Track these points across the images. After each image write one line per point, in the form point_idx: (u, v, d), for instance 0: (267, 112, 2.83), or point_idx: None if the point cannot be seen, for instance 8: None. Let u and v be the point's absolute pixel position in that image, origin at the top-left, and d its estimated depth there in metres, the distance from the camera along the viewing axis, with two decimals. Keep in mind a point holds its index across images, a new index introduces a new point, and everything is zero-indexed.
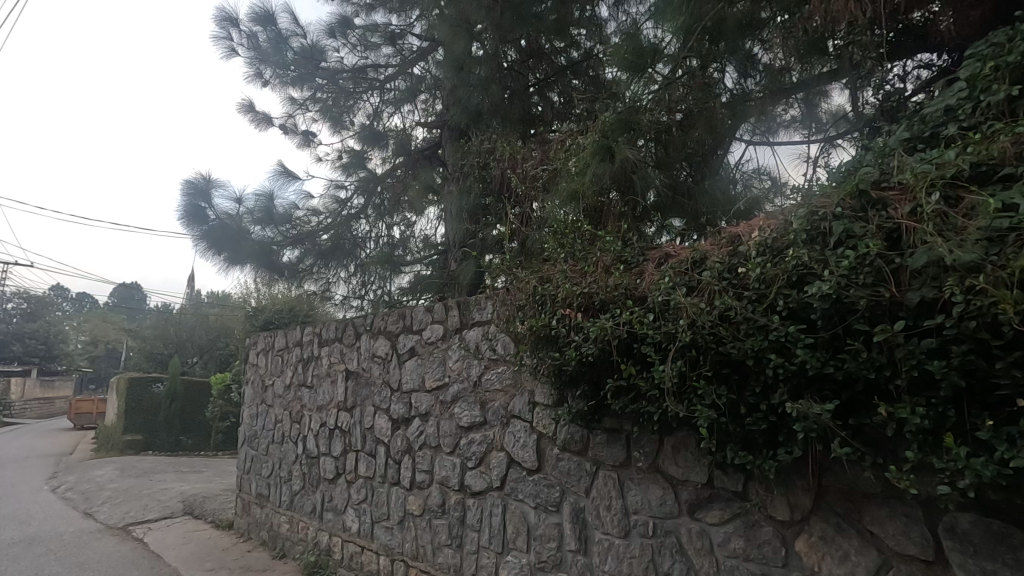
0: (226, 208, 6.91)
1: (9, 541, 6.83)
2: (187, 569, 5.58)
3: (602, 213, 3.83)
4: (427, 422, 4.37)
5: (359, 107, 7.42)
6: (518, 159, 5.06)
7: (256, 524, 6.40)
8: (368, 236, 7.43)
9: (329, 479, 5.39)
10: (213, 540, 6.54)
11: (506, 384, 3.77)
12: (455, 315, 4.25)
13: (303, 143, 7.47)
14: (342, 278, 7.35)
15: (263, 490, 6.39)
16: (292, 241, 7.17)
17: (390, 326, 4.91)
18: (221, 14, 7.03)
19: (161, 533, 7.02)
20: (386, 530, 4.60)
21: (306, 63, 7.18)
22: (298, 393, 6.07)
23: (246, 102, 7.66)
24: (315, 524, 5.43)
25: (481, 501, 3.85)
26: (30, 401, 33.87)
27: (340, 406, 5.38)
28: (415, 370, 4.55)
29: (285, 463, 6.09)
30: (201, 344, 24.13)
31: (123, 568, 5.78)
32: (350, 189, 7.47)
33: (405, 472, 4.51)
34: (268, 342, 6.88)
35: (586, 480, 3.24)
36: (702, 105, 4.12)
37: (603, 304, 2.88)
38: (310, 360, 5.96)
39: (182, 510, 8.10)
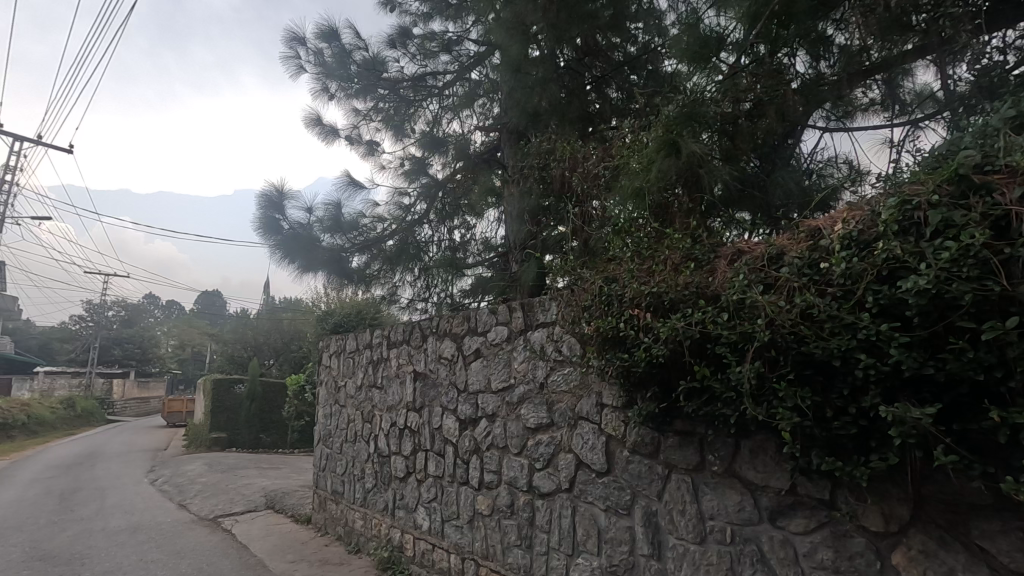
0: (298, 217, 7.25)
1: (118, 529, 7.48)
2: (271, 560, 5.90)
3: (668, 211, 3.70)
4: (494, 423, 4.42)
5: (419, 115, 7.56)
6: (578, 158, 5.02)
7: (332, 519, 6.68)
8: (430, 241, 7.65)
9: (400, 477, 5.55)
10: (294, 534, 6.87)
11: (573, 386, 3.75)
12: (520, 316, 4.26)
13: (367, 153, 7.73)
14: (407, 282, 7.58)
15: (338, 487, 6.67)
16: (360, 247, 7.44)
17: (455, 328, 4.99)
18: (290, 35, 7.38)
19: (247, 526, 7.45)
20: (457, 529, 4.68)
21: (369, 75, 7.44)
22: (369, 394, 6.29)
23: (314, 116, 8.03)
24: (388, 521, 5.60)
25: (550, 502, 3.84)
26: (129, 402, 36.97)
27: (409, 407, 5.52)
28: (481, 371, 4.61)
29: (358, 461, 6.32)
30: (276, 346, 25.58)
31: (215, 557, 6.19)
32: (413, 195, 7.66)
33: (473, 472, 4.58)
34: (340, 345, 7.16)
35: (658, 483, 3.17)
36: (773, 93, 3.92)
37: (673, 304, 2.79)
38: (379, 362, 6.16)
39: (265, 504, 8.57)
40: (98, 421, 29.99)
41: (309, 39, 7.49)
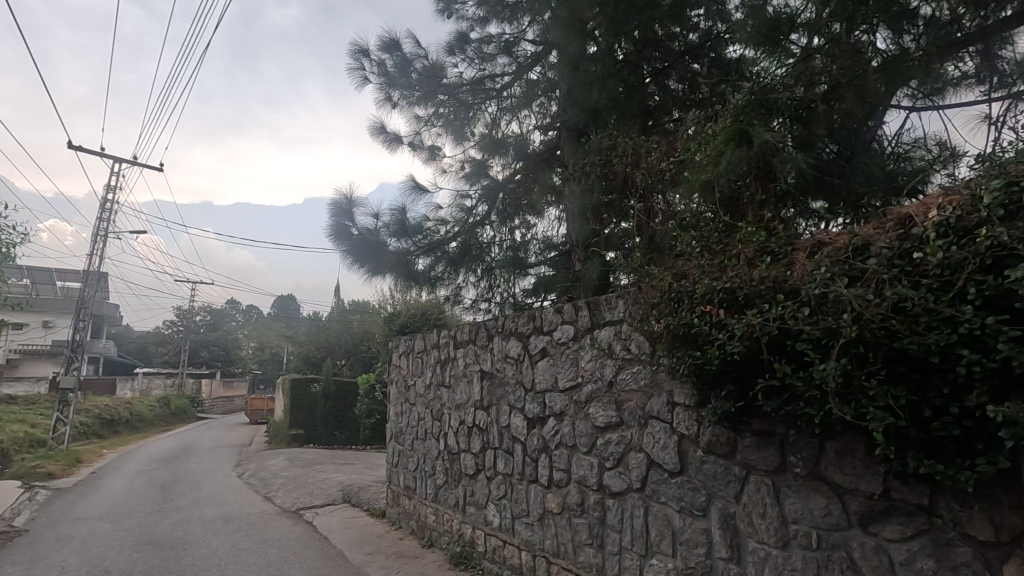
0: (365, 223, 7.46)
1: (212, 518, 8.07)
2: (350, 552, 6.18)
3: (739, 203, 3.55)
4: (563, 421, 4.42)
5: (479, 118, 7.66)
6: (641, 154, 4.91)
7: (405, 514, 6.91)
8: (492, 241, 7.77)
9: (470, 474, 5.66)
10: (370, 527, 7.16)
11: (642, 384, 3.70)
12: (586, 314, 4.25)
13: (429, 158, 7.93)
14: (470, 282, 7.74)
15: (410, 482, 6.89)
16: (425, 249, 7.63)
17: (520, 328, 5.04)
18: (356, 48, 7.63)
19: (326, 518, 7.84)
20: (527, 526, 4.73)
21: (430, 81, 7.53)
22: (438, 392, 6.46)
23: (379, 124, 8.31)
24: (459, 517, 5.73)
25: (622, 501, 3.81)
26: (217, 401, 39.76)
27: (476, 405, 5.63)
28: (548, 370, 4.63)
29: (429, 458, 6.50)
30: (347, 347, 26.72)
31: (299, 546, 6.56)
32: (474, 197, 7.74)
33: (542, 470, 4.61)
34: (408, 345, 7.38)
35: (736, 485, 3.07)
36: (853, 74, 3.70)
37: (748, 300, 2.69)
38: (447, 362, 6.31)
39: (342, 498, 8.98)
40: (190, 418, 32.43)
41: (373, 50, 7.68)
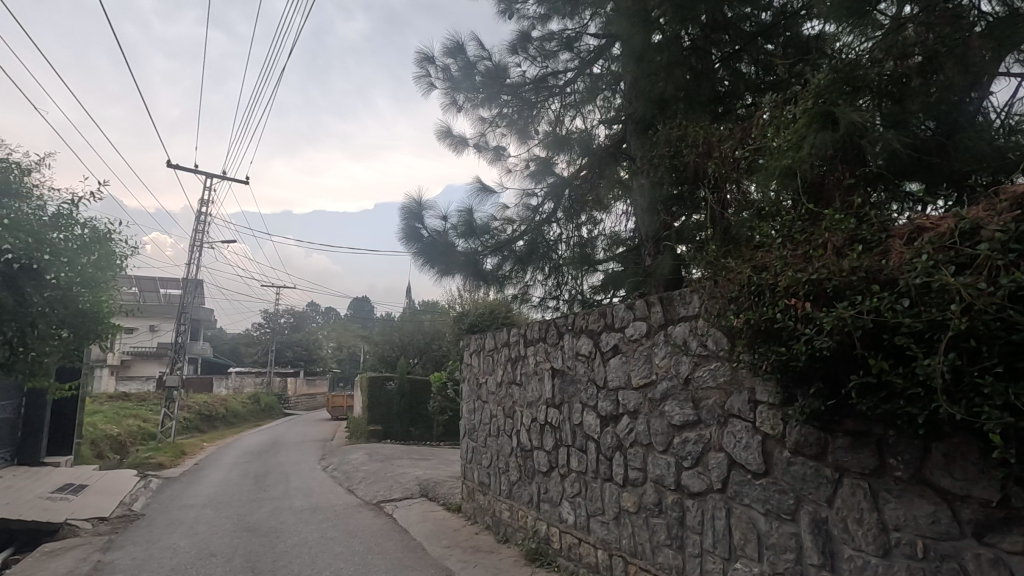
0: (435, 225, 7.69)
1: (301, 508, 8.58)
2: (429, 544, 6.38)
3: (823, 188, 3.32)
4: (637, 420, 4.35)
5: (542, 116, 7.64)
6: (713, 143, 4.69)
7: (480, 509, 7.03)
8: (559, 239, 7.71)
9: (544, 472, 5.68)
10: (447, 521, 7.36)
11: (721, 382, 3.57)
12: (659, 310, 4.16)
13: (495, 158, 8.03)
14: (538, 280, 7.77)
15: (484, 478, 7.01)
16: (492, 249, 7.71)
17: (591, 325, 5.01)
18: (422, 56, 7.84)
19: (406, 511, 8.14)
20: (603, 525, 4.69)
21: (493, 82, 7.56)
22: (510, 390, 6.52)
23: (446, 128, 8.49)
24: (533, 513, 5.77)
25: (702, 502, 3.69)
26: (301, 398, 42.20)
27: (548, 402, 5.64)
28: (621, 368, 4.56)
29: (502, 455, 6.59)
30: (419, 346, 27.57)
31: (382, 538, 6.84)
32: (540, 195, 7.76)
33: (617, 468, 4.55)
34: (479, 344, 7.51)
35: (828, 488, 2.90)
36: (953, 41, 3.38)
37: (837, 292, 2.52)
38: (518, 360, 6.37)
39: (419, 491, 9.28)
40: (277, 414, 34.62)
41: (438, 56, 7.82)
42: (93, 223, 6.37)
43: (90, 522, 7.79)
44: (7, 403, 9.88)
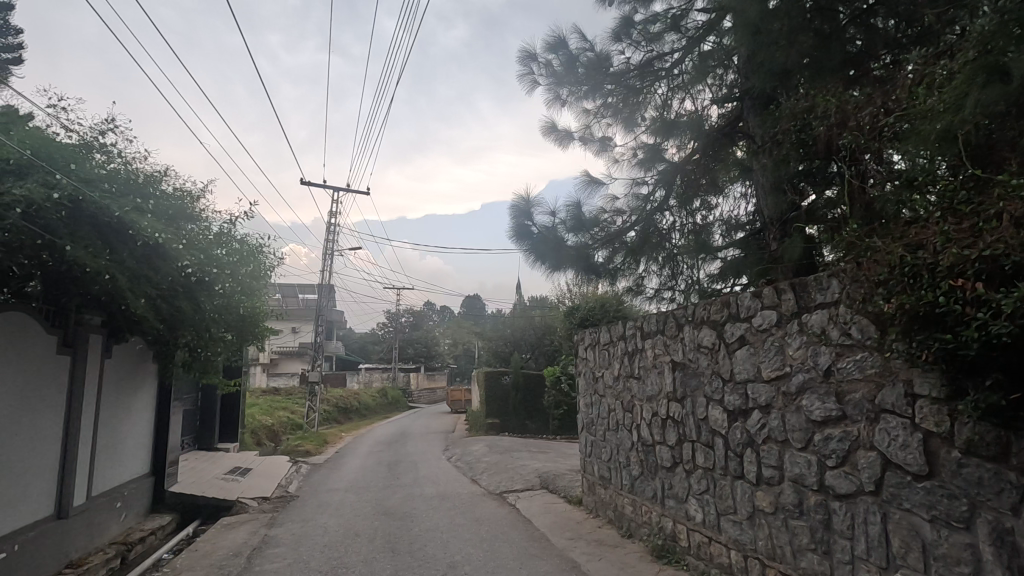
0: (544, 221, 7.66)
1: (431, 496, 9.13)
2: (553, 535, 6.49)
3: (991, 151, 2.90)
4: (770, 415, 4.09)
5: (649, 101, 7.40)
6: (848, 111, 4.25)
7: (602, 503, 7.01)
8: (673, 228, 7.47)
9: (667, 467, 5.54)
10: (569, 513, 7.43)
11: (869, 374, 3.25)
12: (791, 297, 3.88)
13: (600, 150, 7.83)
14: (653, 271, 7.56)
15: (605, 472, 6.98)
16: (603, 242, 7.62)
17: (714, 316, 4.79)
18: (524, 54, 7.68)
19: (528, 502, 8.34)
20: (735, 524, 4.47)
21: (597, 73, 7.36)
22: (628, 384, 6.43)
23: (550, 123, 8.53)
24: (658, 509, 5.64)
25: (851, 505, 3.39)
26: (423, 392, 44.85)
27: (670, 397, 5.49)
28: (749, 360, 4.32)
29: (623, 449, 6.51)
30: (532, 341, 28.07)
31: (507, 526, 7.07)
32: (651, 183, 7.52)
33: (749, 465, 4.31)
34: (594, 338, 7.48)
35: (1011, 495, 2.53)
36: None
37: (1018, 270, 2.21)
38: (635, 353, 6.26)
39: (540, 483, 9.48)
40: (402, 408, 37.08)
41: (540, 53, 7.62)
42: (247, 238, 7.24)
43: (256, 501, 8.90)
44: (190, 395, 11.51)
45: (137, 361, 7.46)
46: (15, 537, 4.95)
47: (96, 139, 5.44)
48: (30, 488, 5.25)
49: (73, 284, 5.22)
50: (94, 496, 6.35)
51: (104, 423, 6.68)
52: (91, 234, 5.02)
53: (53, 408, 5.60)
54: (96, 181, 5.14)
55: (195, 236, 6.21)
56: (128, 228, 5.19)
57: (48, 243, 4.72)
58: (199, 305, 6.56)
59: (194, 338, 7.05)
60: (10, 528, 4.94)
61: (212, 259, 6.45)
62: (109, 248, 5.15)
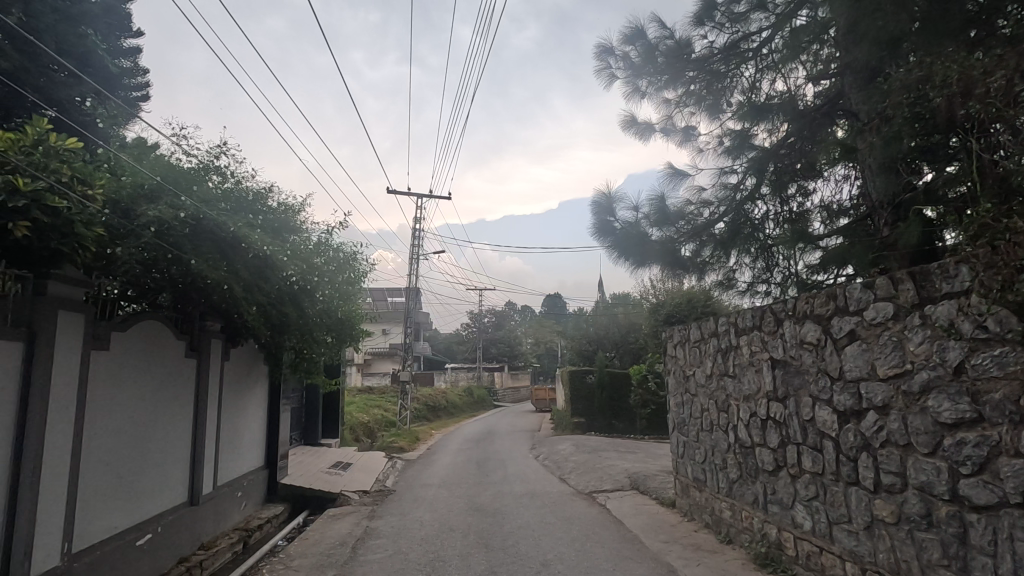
0: (627, 217, 7.45)
1: (521, 494, 9.22)
2: (646, 538, 6.33)
3: None
4: (888, 417, 3.75)
5: (735, 85, 7.07)
6: (974, 77, 3.80)
7: (697, 507, 6.74)
8: (765, 218, 7.11)
9: (770, 470, 5.23)
10: (662, 515, 7.22)
11: (1010, 371, 2.90)
12: (910, 288, 3.53)
13: (684, 141, 7.52)
14: (745, 264, 7.20)
15: (699, 474, 6.71)
16: (689, 235, 7.30)
17: (818, 309, 4.46)
18: (599, 48, 7.42)
19: (618, 503, 8.21)
20: (851, 534, 4.13)
21: (678, 61, 7.00)
22: (722, 382, 6.16)
23: (630, 117, 8.36)
24: (760, 515, 5.33)
25: (992, 517, 3.03)
26: (507, 391, 45.51)
27: (770, 396, 5.19)
28: (860, 357, 3.98)
29: (718, 451, 6.23)
30: (616, 339, 27.64)
31: (598, 527, 6.99)
32: (740, 171, 7.13)
33: (865, 471, 3.98)
34: (683, 335, 7.22)
35: None
36: None
37: None
38: (729, 350, 5.97)
39: (630, 484, 9.30)
40: (488, 406, 37.87)
41: (617, 45, 7.35)
42: (343, 247, 7.72)
43: (357, 494, 9.43)
44: (297, 394, 12.42)
45: (251, 363, 8.17)
46: (158, 520, 5.61)
47: (214, 162, 6.02)
48: (169, 477, 5.91)
49: (197, 295, 5.81)
50: (219, 485, 7.04)
51: (226, 420, 7.38)
52: (211, 249, 5.51)
53: (185, 406, 6.27)
54: (214, 201, 5.66)
55: (297, 247, 6.71)
56: (241, 242, 5.68)
57: (176, 258, 5.28)
58: (302, 310, 7.07)
59: (298, 341, 7.59)
60: (154, 511, 5.60)
61: (313, 269, 6.93)
62: (227, 261, 5.68)
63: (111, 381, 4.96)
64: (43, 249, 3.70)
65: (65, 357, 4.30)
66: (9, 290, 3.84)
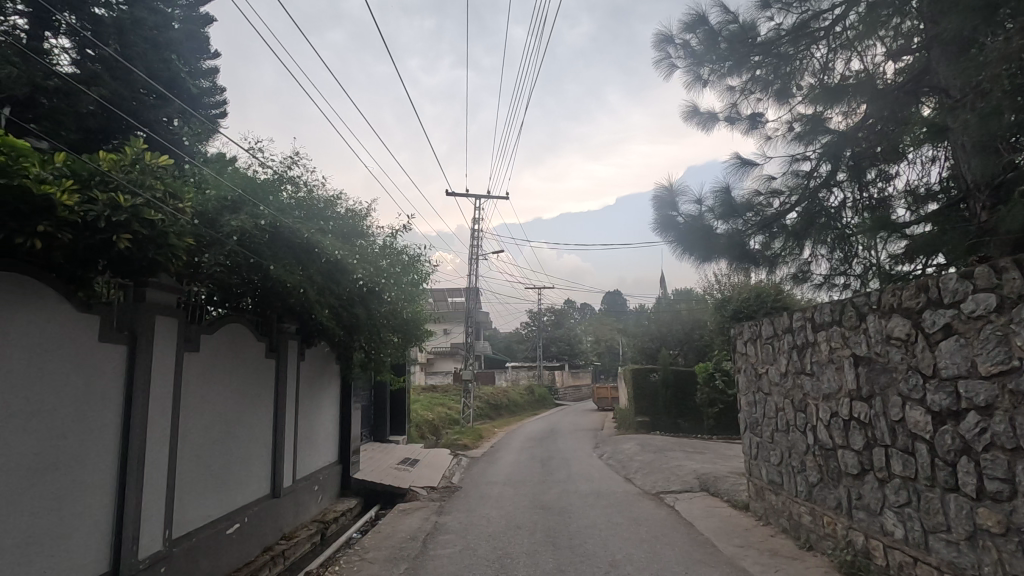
0: (690, 210, 7.21)
1: (586, 493, 9.16)
2: (719, 541, 6.12)
3: None
4: (992, 418, 3.44)
5: (806, 66, 6.67)
6: None
7: (773, 510, 6.45)
8: (842, 207, 6.73)
9: (854, 474, 4.93)
10: (736, 519, 6.96)
11: None
12: (1017, 277, 3.24)
13: (750, 129, 7.20)
14: (822, 255, 6.79)
15: (775, 477, 6.42)
16: (758, 226, 7.00)
17: (907, 303, 4.16)
18: (658, 38, 7.21)
19: (688, 504, 7.98)
20: (949, 545, 3.83)
21: (742, 46, 6.69)
22: (798, 381, 5.86)
23: (692, 107, 8.10)
24: (844, 522, 5.03)
25: None
26: (568, 390, 45.34)
27: (852, 395, 4.89)
28: (957, 353, 3.68)
29: (796, 453, 5.94)
30: (679, 335, 26.94)
31: (668, 529, 6.83)
32: (814, 158, 6.76)
33: (965, 477, 3.67)
34: (754, 332, 6.94)
35: None
36: None
37: None
38: (806, 347, 5.68)
39: (700, 485, 9.02)
40: (549, 404, 37.92)
41: (677, 34, 7.14)
42: (408, 250, 7.95)
43: (425, 490, 9.68)
44: (366, 393, 12.90)
45: (324, 363, 8.55)
46: (245, 510, 5.99)
47: (287, 172, 6.35)
48: (253, 470, 6.29)
49: (275, 299, 6.15)
50: (298, 479, 7.42)
51: (303, 417, 7.77)
52: (287, 255, 5.81)
53: (266, 403, 6.65)
54: (288, 210, 5.98)
55: (365, 251, 6.96)
56: (315, 247, 5.98)
57: (257, 264, 5.60)
58: (370, 312, 7.32)
59: (367, 341, 7.87)
60: (241, 502, 5.98)
61: (380, 271, 7.17)
62: (302, 267, 5.96)
63: (201, 380, 5.32)
64: (142, 260, 4.01)
65: (162, 358, 4.66)
66: (113, 297, 4.28)
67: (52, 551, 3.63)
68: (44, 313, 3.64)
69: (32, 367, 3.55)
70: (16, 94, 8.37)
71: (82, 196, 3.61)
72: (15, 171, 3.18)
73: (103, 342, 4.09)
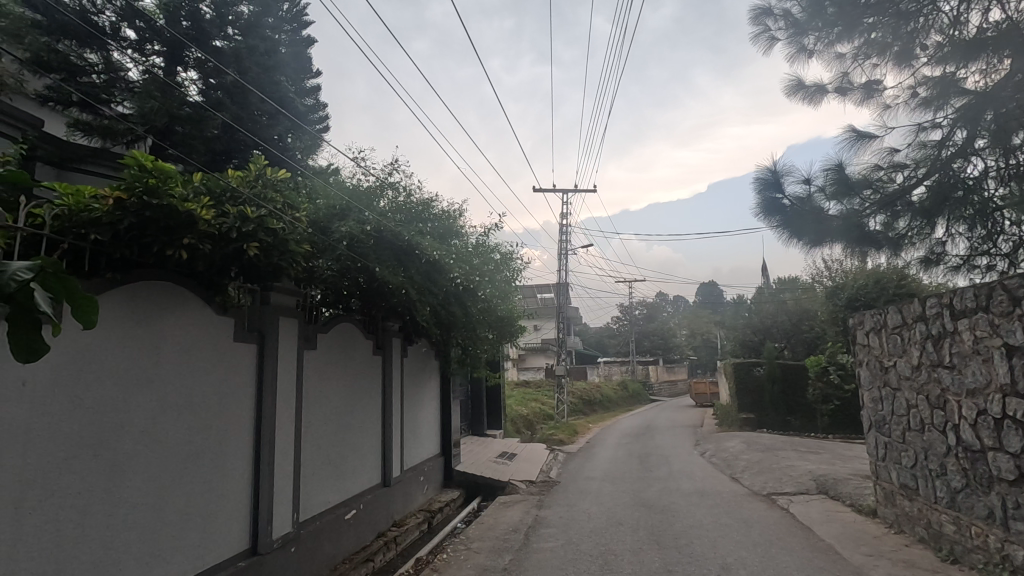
0: (798, 191, 6.73)
1: (690, 492, 8.83)
2: (844, 549, 5.64)
3: None
4: None
5: (931, 23, 5.89)
6: None
7: (907, 518, 5.84)
8: (981, 178, 5.84)
9: (1010, 480, 4.34)
10: (862, 525, 6.38)
11: None
12: None
13: (865, 98, 6.49)
14: (959, 233, 6.05)
15: (908, 480, 5.82)
16: (878, 206, 6.31)
17: None
18: (755, 11, 6.76)
19: (804, 508, 7.43)
20: None
21: (852, 8, 6.01)
22: (934, 374, 5.27)
23: (796, 81, 7.50)
24: (997, 533, 4.46)
25: None
26: (663, 386, 44.04)
27: (1006, 390, 4.31)
28: None
29: (934, 454, 5.34)
30: (785, 327, 25.21)
31: (783, 533, 6.40)
32: (947, 125, 5.98)
33: None
34: (877, 322, 6.32)
35: None
36: None
37: None
38: (943, 336, 5.09)
39: (817, 488, 8.38)
40: (643, 400, 37.06)
41: (776, 3, 6.65)
42: (500, 249, 8.08)
43: (524, 484, 9.81)
44: (463, 388, 13.29)
45: (424, 360, 8.91)
46: (359, 498, 6.39)
47: (389, 178, 6.69)
48: (365, 460, 6.70)
49: (380, 298, 6.48)
50: (406, 469, 7.81)
51: (408, 411, 8.16)
52: (390, 257, 6.12)
53: (374, 399, 7.04)
54: (388, 215, 6.28)
55: (460, 250, 7.17)
56: (415, 249, 6.27)
57: (363, 266, 5.93)
58: (465, 310, 7.53)
59: (465, 338, 8.12)
60: (356, 490, 6.39)
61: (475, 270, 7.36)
62: (402, 268, 6.24)
63: (318, 376, 5.74)
64: (268, 266, 4.40)
65: (286, 356, 5.07)
66: (243, 301, 4.66)
67: (202, 530, 4.09)
68: (190, 317, 4.08)
69: (182, 366, 4.00)
70: (157, 124, 9.50)
71: (216, 210, 4.02)
72: (163, 192, 3.62)
73: (237, 342, 4.53)
